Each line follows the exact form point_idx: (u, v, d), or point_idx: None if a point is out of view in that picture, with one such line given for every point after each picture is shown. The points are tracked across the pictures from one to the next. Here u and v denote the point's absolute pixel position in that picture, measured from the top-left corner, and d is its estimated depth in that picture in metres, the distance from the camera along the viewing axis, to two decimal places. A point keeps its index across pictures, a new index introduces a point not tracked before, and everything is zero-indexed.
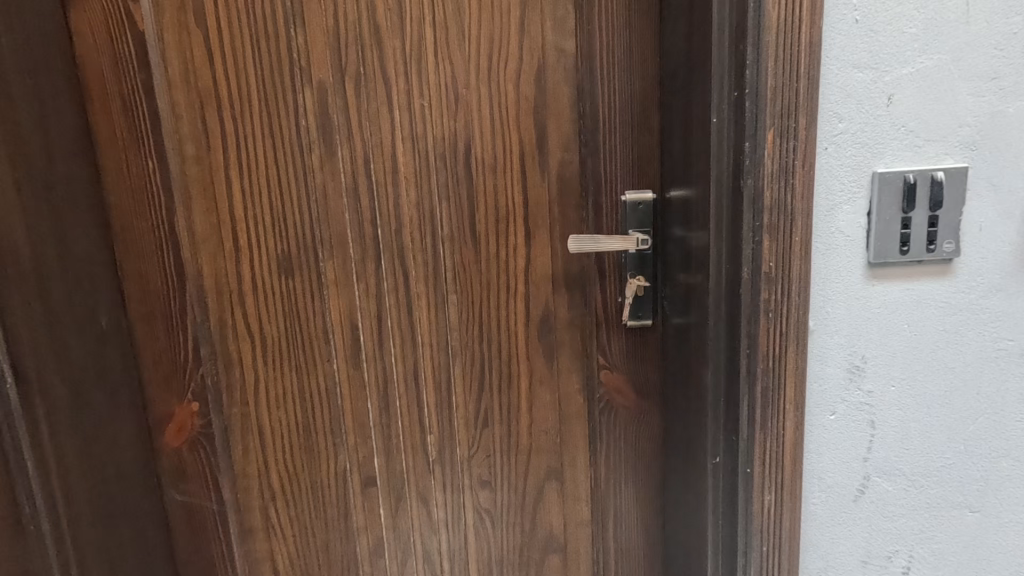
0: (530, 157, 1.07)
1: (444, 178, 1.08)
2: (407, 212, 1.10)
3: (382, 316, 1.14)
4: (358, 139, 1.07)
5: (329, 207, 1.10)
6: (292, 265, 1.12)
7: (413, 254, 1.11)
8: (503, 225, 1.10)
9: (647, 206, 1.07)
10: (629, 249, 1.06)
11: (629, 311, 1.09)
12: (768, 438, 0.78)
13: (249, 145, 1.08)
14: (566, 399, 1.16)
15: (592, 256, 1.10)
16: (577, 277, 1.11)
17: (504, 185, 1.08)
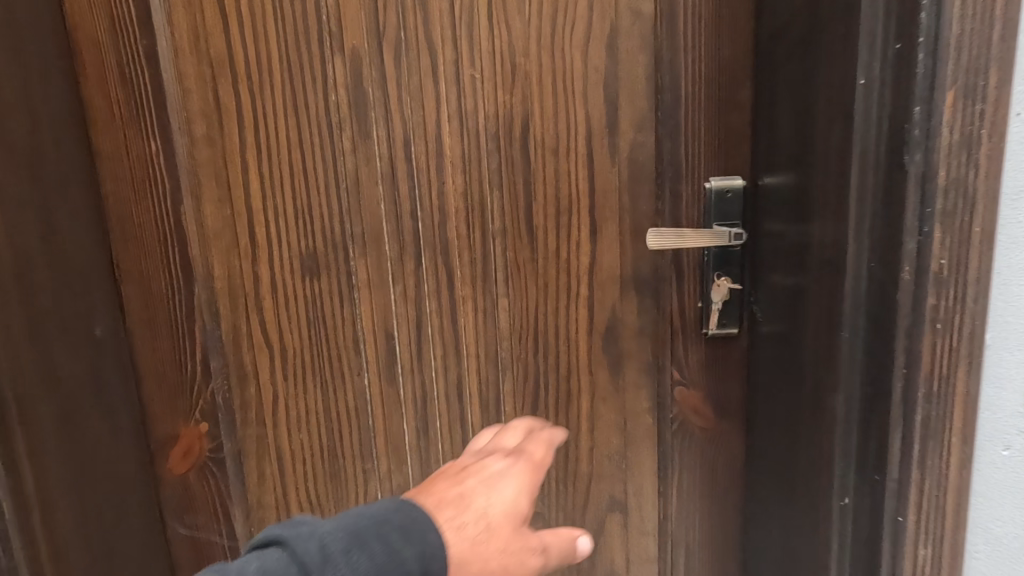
0: (597, 138, 0.92)
1: (498, 163, 0.93)
2: (454, 203, 0.95)
3: (422, 323, 0.98)
4: (398, 117, 0.92)
5: (362, 196, 0.95)
6: (318, 264, 0.97)
7: (460, 252, 0.96)
8: (564, 217, 0.94)
9: (735, 194, 0.91)
10: (714, 244, 0.90)
11: (713, 318, 0.93)
12: (926, 479, 0.63)
13: (269, 123, 0.92)
14: (633, 418, 1.01)
15: (668, 254, 0.94)
16: (650, 279, 0.96)
17: (567, 171, 0.93)
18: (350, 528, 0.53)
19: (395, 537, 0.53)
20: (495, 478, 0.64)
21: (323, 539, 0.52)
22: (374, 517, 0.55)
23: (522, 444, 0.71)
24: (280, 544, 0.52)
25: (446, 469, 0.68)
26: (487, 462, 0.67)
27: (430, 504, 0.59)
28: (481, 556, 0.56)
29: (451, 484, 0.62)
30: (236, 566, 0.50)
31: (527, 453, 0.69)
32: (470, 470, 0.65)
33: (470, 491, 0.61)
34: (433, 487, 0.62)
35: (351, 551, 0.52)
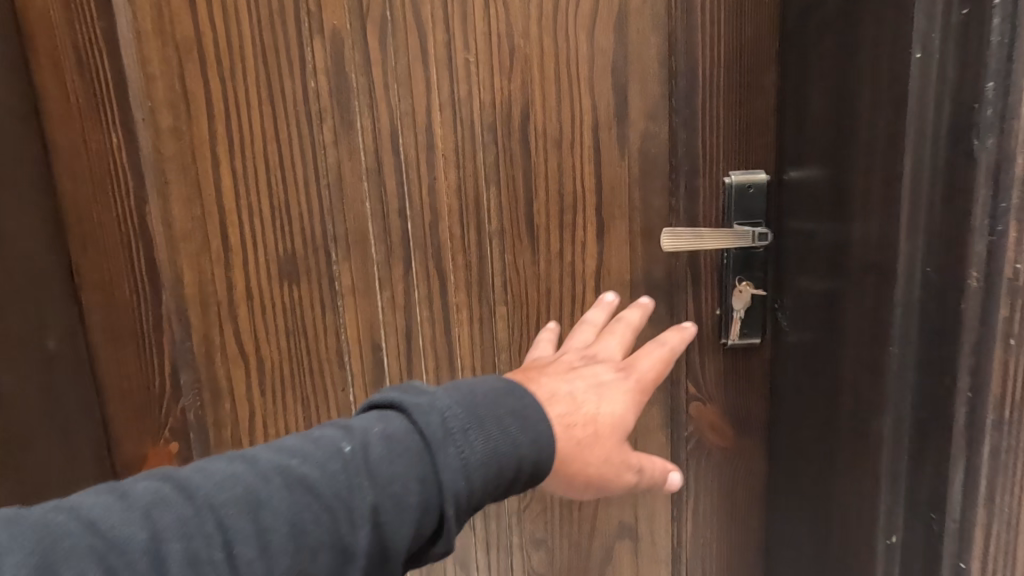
0: (604, 128, 0.83)
1: (495, 156, 0.84)
2: (446, 201, 0.86)
3: (412, 332, 0.90)
4: (384, 105, 0.83)
5: (346, 194, 0.86)
6: (297, 268, 0.88)
7: (453, 254, 0.87)
8: (569, 216, 0.85)
9: (758, 189, 0.82)
10: (736, 245, 0.81)
11: (735, 327, 0.84)
12: (995, 521, 0.54)
13: (242, 113, 0.83)
14: (644, 437, 0.92)
15: (683, 257, 0.85)
16: (663, 284, 0.87)
17: (571, 164, 0.84)
18: (472, 404, 0.53)
19: (510, 422, 0.53)
20: (604, 385, 0.63)
21: (444, 410, 0.52)
22: (493, 398, 0.54)
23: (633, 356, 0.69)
24: (400, 408, 0.52)
25: (556, 360, 0.67)
26: (598, 363, 0.66)
27: (545, 394, 0.59)
28: (583, 455, 0.58)
29: (564, 378, 0.62)
30: (359, 425, 0.51)
31: (642, 368, 0.66)
32: (580, 368, 0.65)
33: (579, 390, 0.61)
34: (545, 379, 0.62)
35: (471, 428, 0.51)
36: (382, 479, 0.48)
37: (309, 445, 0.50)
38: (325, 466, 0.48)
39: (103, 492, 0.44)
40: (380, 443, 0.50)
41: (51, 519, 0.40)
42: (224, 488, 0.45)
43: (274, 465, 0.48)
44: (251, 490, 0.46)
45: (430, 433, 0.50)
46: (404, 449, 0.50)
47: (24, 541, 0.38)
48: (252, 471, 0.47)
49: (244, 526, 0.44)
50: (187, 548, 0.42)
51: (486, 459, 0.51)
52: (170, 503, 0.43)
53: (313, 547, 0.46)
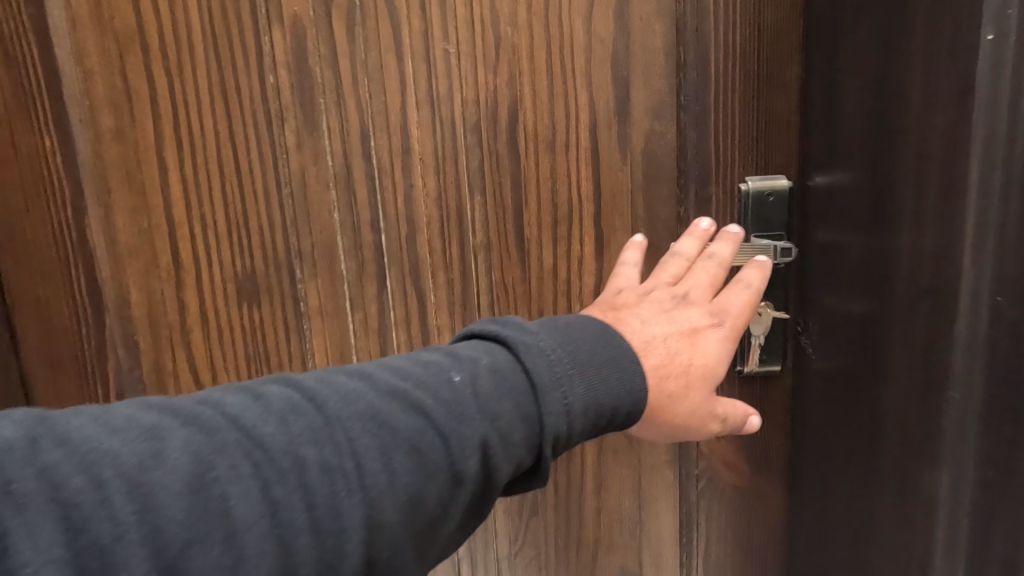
0: (604, 128, 0.73)
1: (480, 160, 0.75)
2: (425, 212, 0.76)
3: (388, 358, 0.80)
4: (353, 103, 0.73)
5: (312, 203, 0.76)
6: (257, 288, 0.78)
7: (434, 271, 0.78)
8: (563, 228, 0.76)
9: (779, 197, 0.72)
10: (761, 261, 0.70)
11: (756, 357, 0.74)
12: None
13: (192, 112, 0.73)
14: (649, 473, 0.82)
15: None
16: None
17: (566, 169, 0.74)
18: (576, 350, 0.50)
19: (608, 371, 0.50)
20: (697, 334, 0.60)
21: (550, 350, 0.49)
22: (596, 344, 0.51)
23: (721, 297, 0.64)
24: (506, 343, 0.50)
25: (645, 298, 0.62)
26: (693, 305, 0.62)
27: (640, 342, 0.56)
28: (673, 407, 0.56)
29: (657, 322, 0.58)
30: (467, 355, 0.49)
31: (733, 315, 0.62)
32: (673, 309, 0.61)
33: (673, 337, 0.58)
34: (638, 322, 0.58)
35: (576, 376, 0.49)
36: (490, 413, 0.46)
37: (420, 367, 0.48)
38: (435, 394, 0.46)
39: (238, 390, 0.44)
40: (492, 370, 0.48)
41: (198, 411, 0.41)
42: (347, 402, 0.44)
43: (389, 387, 0.46)
44: (372, 409, 0.44)
45: (536, 371, 0.48)
46: (513, 381, 0.48)
47: (181, 432, 0.40)
48: (368, 389, 0.45)
49: (368, 441, 0.43)
50: (320, 456, 0.41)
51: (592, 404, 0.49)
52: (297, 407, 0.43)
53: (428, 471, 0.44)
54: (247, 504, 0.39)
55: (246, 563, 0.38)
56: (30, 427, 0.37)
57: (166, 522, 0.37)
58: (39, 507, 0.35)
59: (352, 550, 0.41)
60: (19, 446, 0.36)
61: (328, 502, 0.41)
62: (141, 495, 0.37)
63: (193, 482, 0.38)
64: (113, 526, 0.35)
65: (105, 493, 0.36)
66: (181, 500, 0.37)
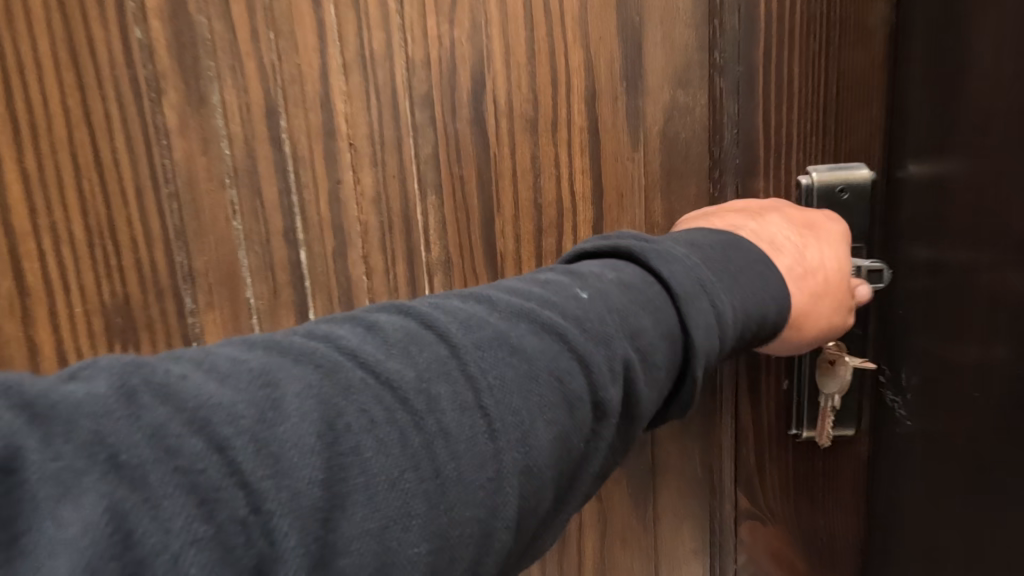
0: (606, 98, 0.52)
1: (433, 146, 0.54)
2: (360, 218, 0.55)
3: None
4: (254, 67, 0.53)
5: (203, 207, 0.55)
6: (134, 323, 0.57)
7: (374, 298, 0.57)
8: (551, 239, 0.55)
9: (856, 194, 0.50)
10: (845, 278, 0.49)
11: (830, 425, 0.54)
12: None
13: (28, 79, 0.52)
14: (670, 565, 0.61)
15: None
16: None
17: (553, 157, 0.53)
18: (712, 259, 0.39)
19: (754, 280, 0.39)
20: (810, 235, 0.46)
21: (679, 252, 0.38)
22: (725, 245, 0.41)
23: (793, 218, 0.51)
24: (637, 258, 0.37)
25: (738, 207, 0.49)
26: (786, 209, 0.48)
27: (770, 246, 0.43)
28: (804, 326, 0.44)
29: (776, 221, 0.46)
30: (593, 271, 0.36)
31: (827, 227, 0.47)
32: (780, 210, 0.48)
33: (798, 233, 0.45)
34: (752, 224, 0.46)
35: (714, 275, 0.38)
36: (650, 335, 0.34)
37: (538, 282, 0.35)
38: (581, 318, 0.33)
39: (342, 319, 0.31)
40: (637, 281, 0.36)
41: (303, 353, 0.28)
42: (472, 326, 0.31)
43: (515, 309, 0.32)
44: (505, 332, 0.31)
45: (678, 273, 0.36)
46: (658, 289, 0.36)
47: (290, 384, 0.26)
48: (497, 309, 0.32)
49: (511, 377, 0.30)
50: (454, 396, 0.28)
51: (747, 308, 0.38)
52: (421, 339, 0.30)
53: (581, 407, 0.31)
54: (403, 471, 0.26)
55: (396, 534, 0.25)
56: (114, 378, 0.24)
57: (303, 489, 0.24)
58: (152, 481, 0.22)
59: (510, 514, 0.28)
60: (109, 404, 0.23)
61: (472, 456, 0.27)
62: (267, 476, 0.24)
63: (322, 449, 0.25)
64: (247, 500, 0.23)
65: (230, 459, 0.23)
66: (315, 459, 0.24)
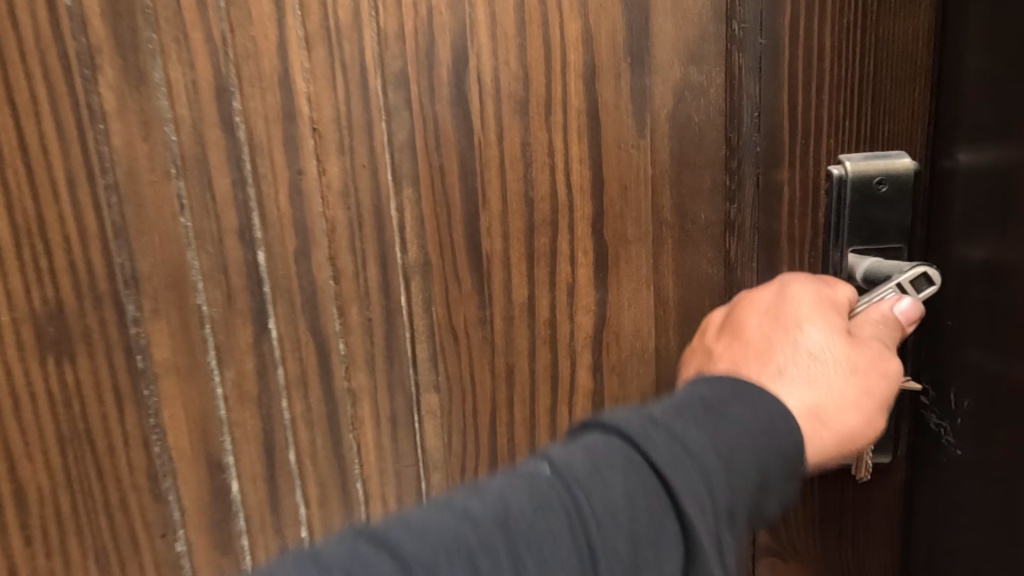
0: (607, 75, 0.45)
1: (409, 131, 0.47)
2: (326, 214, 0.48)
3: (278, 442, 0.52)
4: (201, 40, 0.46)
5: (146, 200, 0.48)
6: (70, 335, 0.50)
7: (342, 305, 0.50)
8: (544, 238, 0.48)
9: (896, 186, 0.43)
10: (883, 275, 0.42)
11: (868, 456, 0.46)
12: None
13: None
14: None
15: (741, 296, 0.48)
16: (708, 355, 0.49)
17: (547, 144, 0.46)
18: (691, 420, 0.31)
19: (748, 444, 0.31)
20: (794, 318, 0.37)
21: (641, 412, 0.31)
22: (693, 386, 0.33)
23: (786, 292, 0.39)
24: (611, 434, 0.30)
25: (716, 326, 0.41)
26: (755, 302, 0.40)
27: (759, 365, 0.35)
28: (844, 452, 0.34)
29: (752, 327, 0.38)
30: (566, 457, 0.30)
31: (802, 290, 0.38)
32: (747, 309, 0.39)
33: (783, 326, 0.37)
34: (730, 345, 0.38)
35: (685, 430, 0.30)
36: (631, 542, 0.28)
37: (501, 477, 0.30)
38: (550, 531, 0.28)
39: (302, 548, 0.27)
40: (608, 467, 0.29)
41: None
42: (437, 547, 0.27)
43: (477, 525, 0.27)
44: (470, 558, 0.26)
45: (648, 443, 0.30)
46: (630, 470, 0.29)
47: None
48: (448, 521, 0.28)
49: None
50: None
51: (742, 469, 0.30)
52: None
53: None
54: None
55: None
56: None
57: None
58: None
59: None
60: None
61: None
62: None
63: None
64: None
65: None
66: None
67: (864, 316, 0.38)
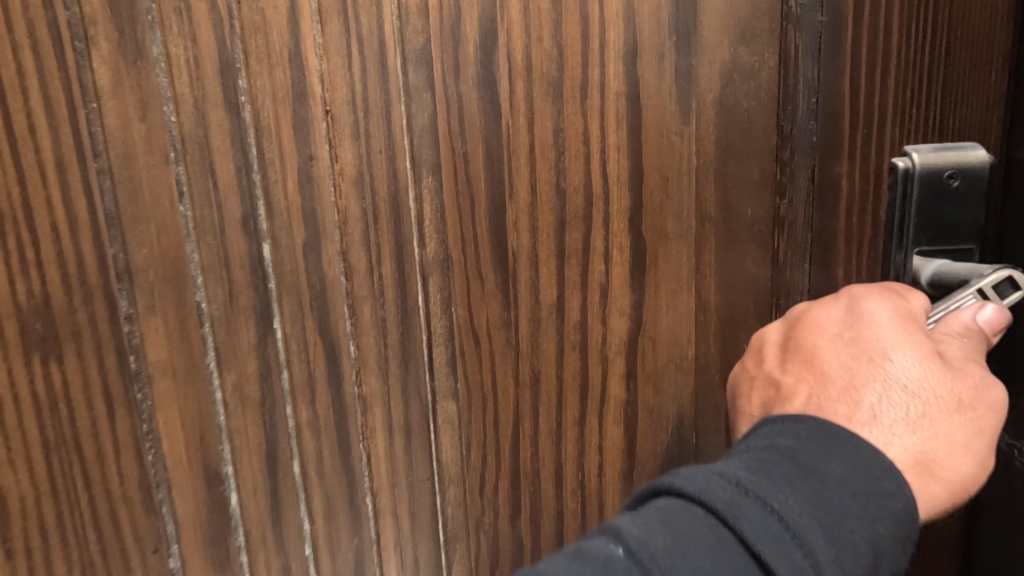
0: (650, 55, 0.41)
1: (430, 115, 0.43)
2: (338, 204, 0.44)
3: (282, 451, 0.48)
4: (205, 11, 0.41)
5: (141, 187, 0.44)
6: (57, 332, 0.45)
7: (354, 304, 0.46)
8: (576, 234, 0.44)
9: (968, 181, 0.39)
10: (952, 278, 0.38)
11: None
12: None
13: None
14: None
15: (785, 297, 0.44)
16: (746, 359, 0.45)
17: (581, 131, 0.42)
18: (780, 487, 0.28)
19: (853, 507, 0.28)
20: (878, 346, 0.33)
21: (723, 474, 0.29)
22: (774, 440, 0.30)
23: (859, 308, 0.35)
24: (693, 505, 0.29)
25: (775, 349, 0.37)
26: (824, 324, 0.35)
27: (850, 409, 0.31)
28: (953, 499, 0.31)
29: (830, 358, 0.34)
30: (648, 532, 0.28)
31: (879, 307, 0.34)
32: (817, 334, 0.35)
33: (868, 358, 0.33)
34: (805, 380, 0.34)
35: (775, 497, 0.28)
36: None
37: (566, 560, 0.29)
38: None
39: None
40: (697, 547, 0.28)
41: None
42: None
43: None
44: None
45: (739, 516, 0.28)
46: (721, 548, 0.27)
47: None
48: None
49: None
50: None
51: (851, 540, 0.28)
52: None
53: None
54: None
55: None
56: None
57: None
58: None
59: None
60: None
61: None
62: None
63: None
64: None
65: None
66: None
67: (942, 326, 0.34)
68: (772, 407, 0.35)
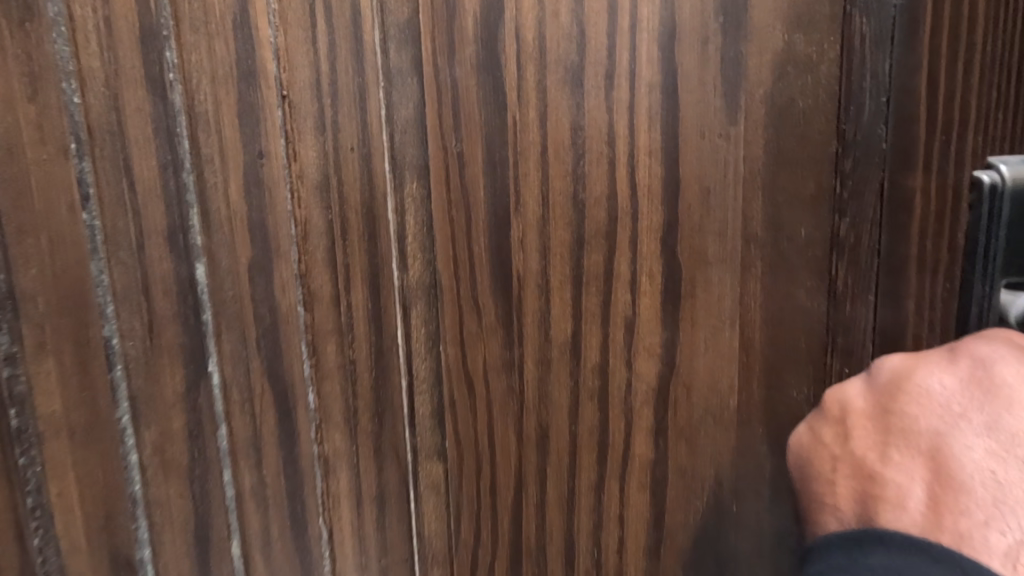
0: (690, 38, 0.33)
1: (417, 106, 0.35)
2: (295, 214, 0.35)
3: (215, 532, 0.37)
4: None
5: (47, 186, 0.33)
6: None
7: (316, 340, 0.36)
8: (596, 257, 0.35)
9: None
10: None
11: None
12: None
13: None
14: None
15: (843, 336, 0.36)
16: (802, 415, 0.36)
17: (606, 129, 0.34)
18: None
19: None
20: None
21: None
22: None
23: (992, 383, 0.26)
24: None
25: (868, 423, 0.29)
26: (942, 399, 0.27)
27: (1008, 541, 0.23)
28: None
29: (961, 455, 0.26)
30: None
31: (1018, 383, 0.26)
32: (932, 414, 0.27)
33: (1017, 459, 0.25)
34: (925, 480, 0.26)
35: None
36: None
37: None
38: None
39: None
40: None
41: None
42: None
43: None
44: None
45: None
46: None
47: None
48: None
49: None
50: None
51: None
52: None
53: None
54: None
55: None
56: None
57: None
58: None
59: None
60: None
61: None
62: None
63: None
64: None
65: None
66: None
67: None
68: (878, 511, 0.26)
